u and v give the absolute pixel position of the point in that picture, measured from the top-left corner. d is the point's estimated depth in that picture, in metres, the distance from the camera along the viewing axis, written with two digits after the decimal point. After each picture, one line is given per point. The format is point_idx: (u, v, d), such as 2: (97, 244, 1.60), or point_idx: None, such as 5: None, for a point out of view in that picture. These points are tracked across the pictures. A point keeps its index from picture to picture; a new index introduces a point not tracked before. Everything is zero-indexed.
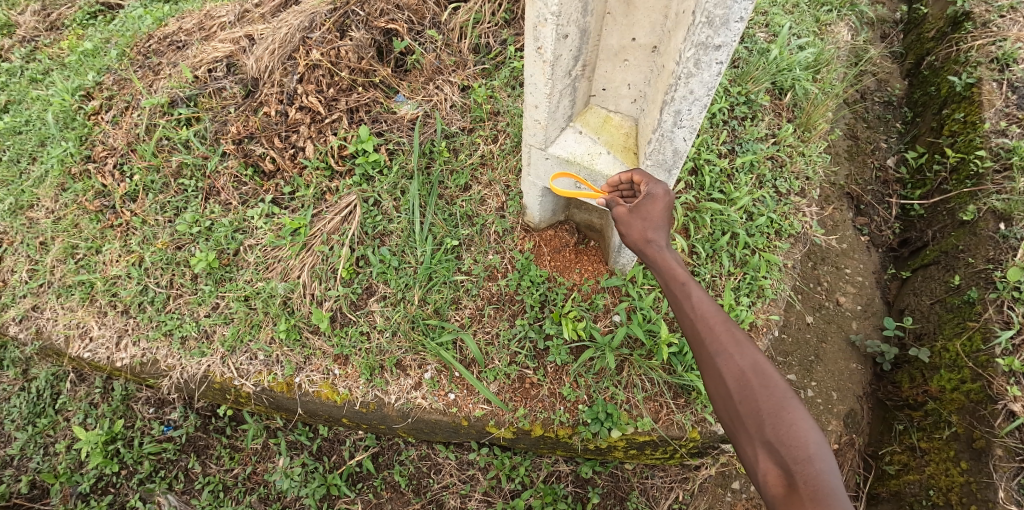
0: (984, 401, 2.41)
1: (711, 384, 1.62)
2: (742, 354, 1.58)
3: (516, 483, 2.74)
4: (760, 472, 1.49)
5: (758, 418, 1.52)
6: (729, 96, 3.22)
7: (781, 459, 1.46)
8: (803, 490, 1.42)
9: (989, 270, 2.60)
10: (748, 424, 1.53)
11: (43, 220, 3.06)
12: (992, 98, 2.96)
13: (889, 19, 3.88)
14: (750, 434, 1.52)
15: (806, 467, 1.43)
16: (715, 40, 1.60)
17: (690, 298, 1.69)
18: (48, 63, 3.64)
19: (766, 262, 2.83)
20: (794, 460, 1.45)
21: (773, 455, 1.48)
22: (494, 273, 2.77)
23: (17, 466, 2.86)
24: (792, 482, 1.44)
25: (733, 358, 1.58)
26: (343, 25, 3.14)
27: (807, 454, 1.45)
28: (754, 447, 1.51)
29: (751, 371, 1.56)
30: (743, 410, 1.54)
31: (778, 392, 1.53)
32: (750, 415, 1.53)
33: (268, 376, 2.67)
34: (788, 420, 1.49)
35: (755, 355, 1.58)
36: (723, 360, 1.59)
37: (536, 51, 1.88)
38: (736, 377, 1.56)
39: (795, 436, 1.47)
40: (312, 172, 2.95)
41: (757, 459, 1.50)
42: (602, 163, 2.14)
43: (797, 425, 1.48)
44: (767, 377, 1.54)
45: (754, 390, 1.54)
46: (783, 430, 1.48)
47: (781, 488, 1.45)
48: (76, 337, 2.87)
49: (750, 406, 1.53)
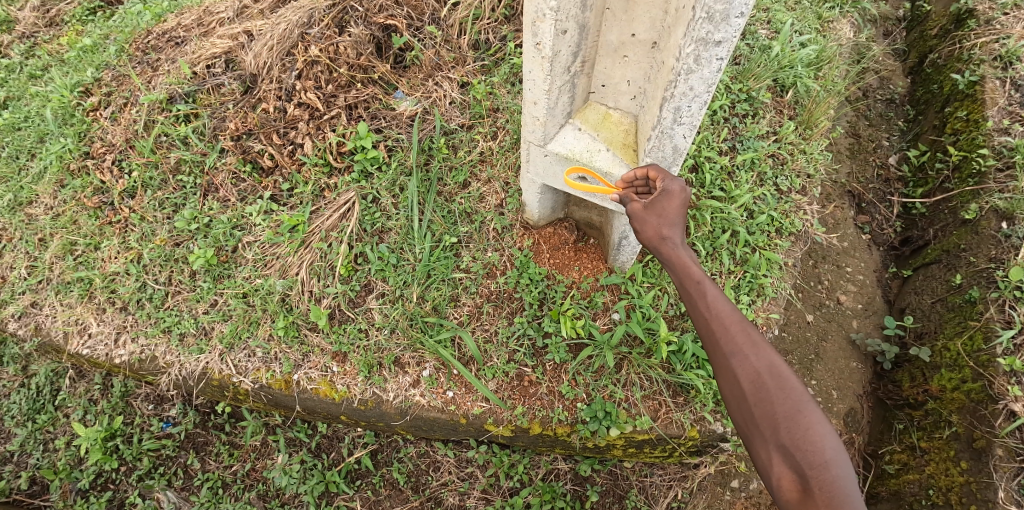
0: (984, 401, 2.40)
1: (725, 385, 1.61)
2: (758, 355, 1.56)
3: (515, 480, 2.74)
4: (774, 476, 1.49)
5: (774, 422, 1.51)
6: (730, 93, 3.20)
7: (796, 464, 1.46)
8: (818, 495, 1.42)
9: (991, 269, 2.59)
10: (763, 427, 1.52)
11: (42, 217, 3.04)
12: (996, 96, 2.94)
13: (891, 16, 3.86)
14: (765, 437, 1.52)
15: (821, 472, 1.43)
16: (716, 35, 1.59)
17: (705, 297, 1.66)
18: (47, 58, 3.62)
19: (766, 260, 2.82)
20: (810, 465, 1.44)
21: (788, 460, 1.47)
22: (493, 271, 2.76)
23: (18, 461, 2.87)
24: (807, 487, 1.44)
25: (749, 359, 1.56)
26: (343, 21, 3.13)
27: (823, 459, 1.45)
28: (768, 450, 1.51)
29: (767, 373, 1.54)
30: (757, 412, 1.53)
31: (795, 394, 1.52)
32: (766, 418, 1.52)
33: (266, 373, 2.66)
34: (804, 424, 1.48)
35: (772, 356, 1.56)
36: (739, 362, 1.57)
37: (535, 47, 1.87)
38: (752, 379, 1.54)
39: (810, 440, 1.46)
40: (311, 169, 2.94)
41: (771, 462, 1.50)
42: (601, 160, 2.12)
43: (813, 429, 1.47)
44: (784, 379, 1.53)
45: (770, 393, 1.52)
46: (798, 435, 1.47)
47: (796, 493, 1.45)
48: (75, 334, 2.86)
49: (765, 409, 1.52)
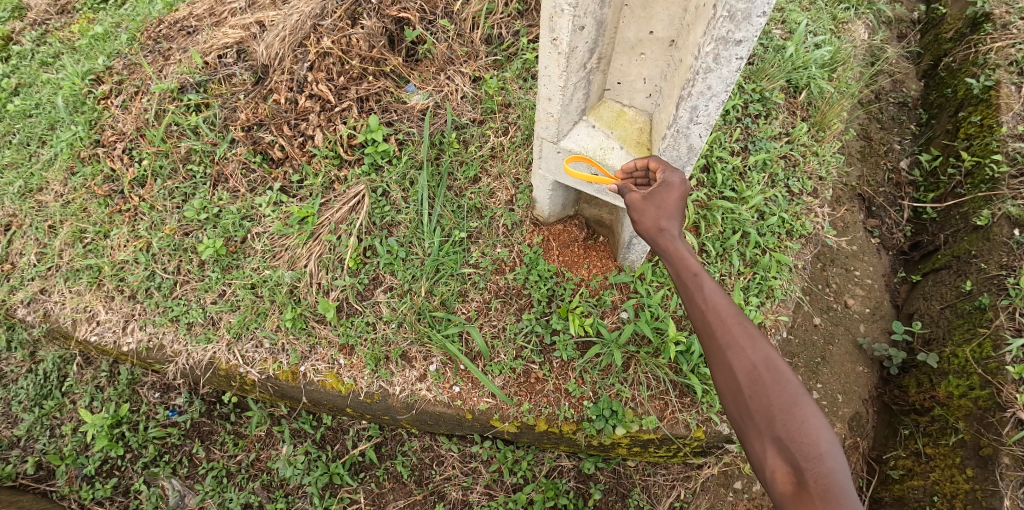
0: (992, 409, 2.38)
1: (720, 378, 1.60)
2: (754, 348, 1.56)
3: (518, 476, 2.74)
4: (768, 469, 1.48)
5: (769, 414, 1.50)
6: (744, 93, 3.19)
7: (791, 457, 1.45)
8: (813, 488, 1.41)
9: (1002, 276, 2.57)
10: (758, 420, 1.51)
11: (52, 204, 3.05)
12: (1010, 102, 2.91)
13: (906, 19, 3.82)
14: (759, 430, 1.51)
15: (817, 465, 1.42)
16: (736, 34, 1.57)
17: (702, 290, 1.65)
18: (58, 46, 3.62)
19: (776, 262, 2.80)
20: (805, 458, 1.43)
21: (782, 452, 1.46)
22: (502, 267, 2.76)
23: (24, 446, 2.89)
24: (801, 480, 1.42)
25: (744, 352, 1.56)
26: (355, 13, 3.11)
27: (818, 452, 1.44)
28: (763, 444, 1.49)
29: (763, 366, 1.53)
30: (753, 405, 1.52)
31: (790, 388, 1.51)
32: (761, 410, 1.51)
33: (273, 364, 2.66)
34: (801, 417, 1.47)
35: (768, 350, 1.55)
36: (733, 354, 1.56)
37: (551, 43, 1.86)
38: (748, 371, 1.54)
39: (807, 433, 1.45)
40: (322, 161, 2.94)
41: (766, 456, 1.48)
42: (615, 158, 2.11)
43: (809, 422, 1.46)
44: (779, 372, 1.52)
45: (763, 387, 1.52)
46: (795, 428, 1.46)
47: (790, 486, 1.44)
48: (83, 321, 2.87)
49: (761, 402, 1.51)
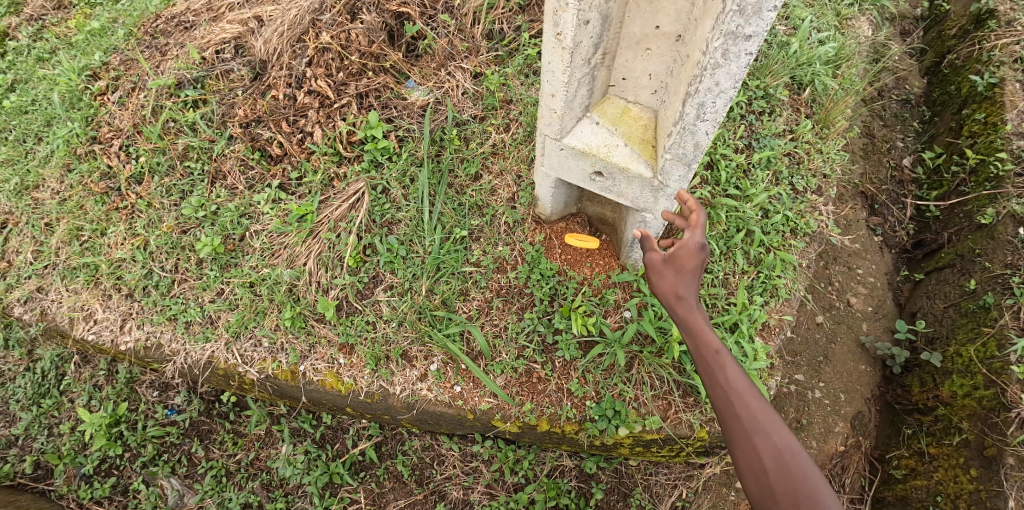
0: (996, 409, 2.36)
1: (719, 404, 1.59)
2: (720, 365, 1.60)
3: (520, 476, 2.72)
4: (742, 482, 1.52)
5: (737, 430, 1.54)
6: (748, 90, 3.15)
7: (759, 468, 1.48)
8: (782, 497, 1.44)
9: (1007, 275, 2.54)
10: (728, 436, 1.55)
11: (49, 201, 3.02)
12: (1016, 99, 2.88)
13: (910, 15, 3.78)
14: (730, 445, 1.55)
15: (780, 474, 1.45)
16: (746, 29, 1.54)
17: (675, 312, 1.72)
18: (55, 41, 3.58)
19: (780, 261, 2.76)
20: (771, 468, 1.46)
21: (750, 465, 1.50)
22: (503, 265, 2.73)
23: (22, 445, 2.85)
24: (771, 489, 1.46)
25: (713, 370, 1.60)
26: (355, 8, 3.06)
27: (783, 462, 1.47)
28: (734, 459, 1.54)
29: (729, 382, 1.58)
30: (722, 422, 1.57)
31: (756, 401, 1.55)
32: (730, 426, 1.55)
33: (272, 363, 2.64)
34: (765, 429, 1.50)
35: (734, 366, 1.60)
36: (724, 375, 1.59)
37: (555, 37, 1.83)
38: (716, 390, 1.59)
39: (771, 444, 1.49)
40: (320, 157, 2.91)
41: (738, 470, 1.53)
42: (619, 156, 2.09)
43: (774, 433, 1.50)
44: (745, 387, 1.56)
45: (755, 410, 1.53)
46: (759, 439, 1.50)
47: (761, 497, 1.47)
48: (80, 320, 2.84)
49: (729, 418, 1.55)
